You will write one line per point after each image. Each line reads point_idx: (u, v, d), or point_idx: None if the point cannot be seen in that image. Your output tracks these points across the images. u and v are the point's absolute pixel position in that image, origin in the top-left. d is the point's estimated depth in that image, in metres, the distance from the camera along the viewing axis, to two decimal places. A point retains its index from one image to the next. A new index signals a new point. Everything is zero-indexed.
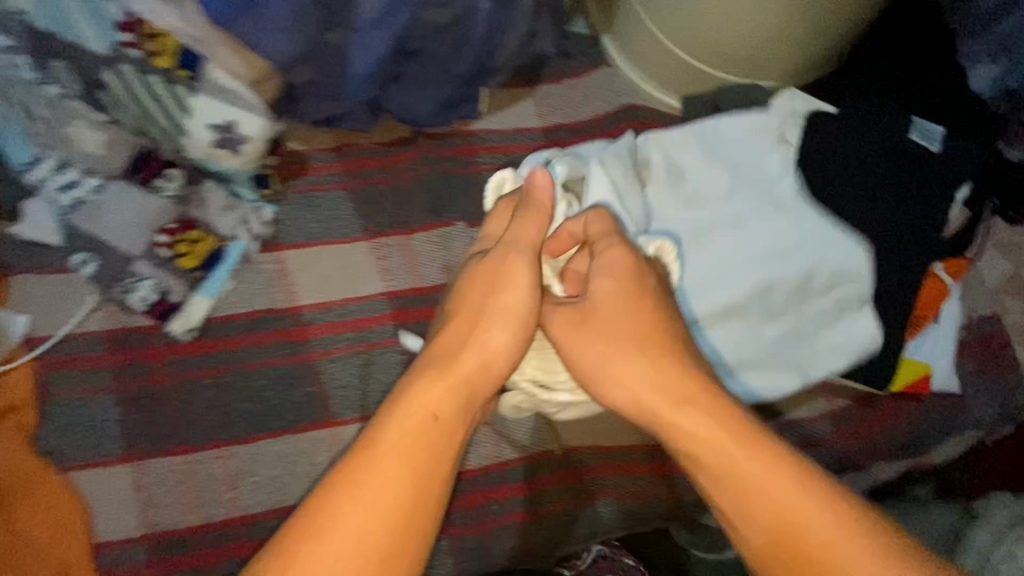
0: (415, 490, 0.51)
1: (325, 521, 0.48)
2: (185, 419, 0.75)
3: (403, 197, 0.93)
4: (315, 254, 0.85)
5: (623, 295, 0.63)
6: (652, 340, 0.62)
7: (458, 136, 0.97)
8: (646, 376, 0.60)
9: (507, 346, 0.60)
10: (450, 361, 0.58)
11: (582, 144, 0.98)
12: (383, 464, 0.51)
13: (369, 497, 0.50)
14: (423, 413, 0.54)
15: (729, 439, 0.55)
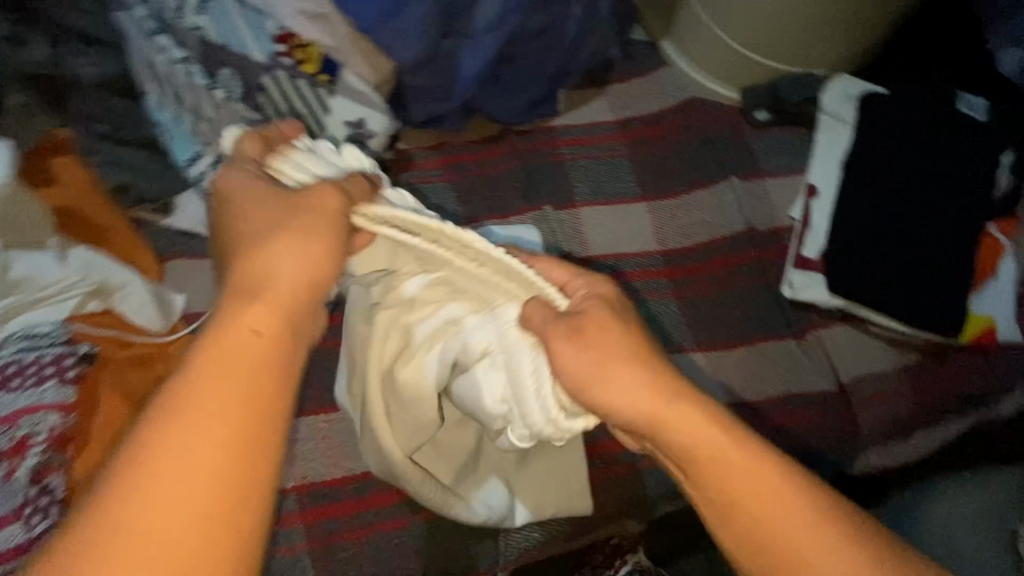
0: (228, 436, 0.41)
1: (181, 457, 0.39)
2: (326, 381, 0.83)
3: (495, 186, 1.03)
4: None
5: (596, 354, 0.57)
6: (636, 363, 0.57)
7: (540, 132, 1.07)
8: (633, 394, 0.56)
9: (306, 263, 0.52)
10: (243, 301, 0.48)
11: (653, 133, 1.08)
12: (191, 414, 0.41)
13: (177, 445, 0.40)
14: (235, 341, 0.45)
15: (760, 467, 0.52)
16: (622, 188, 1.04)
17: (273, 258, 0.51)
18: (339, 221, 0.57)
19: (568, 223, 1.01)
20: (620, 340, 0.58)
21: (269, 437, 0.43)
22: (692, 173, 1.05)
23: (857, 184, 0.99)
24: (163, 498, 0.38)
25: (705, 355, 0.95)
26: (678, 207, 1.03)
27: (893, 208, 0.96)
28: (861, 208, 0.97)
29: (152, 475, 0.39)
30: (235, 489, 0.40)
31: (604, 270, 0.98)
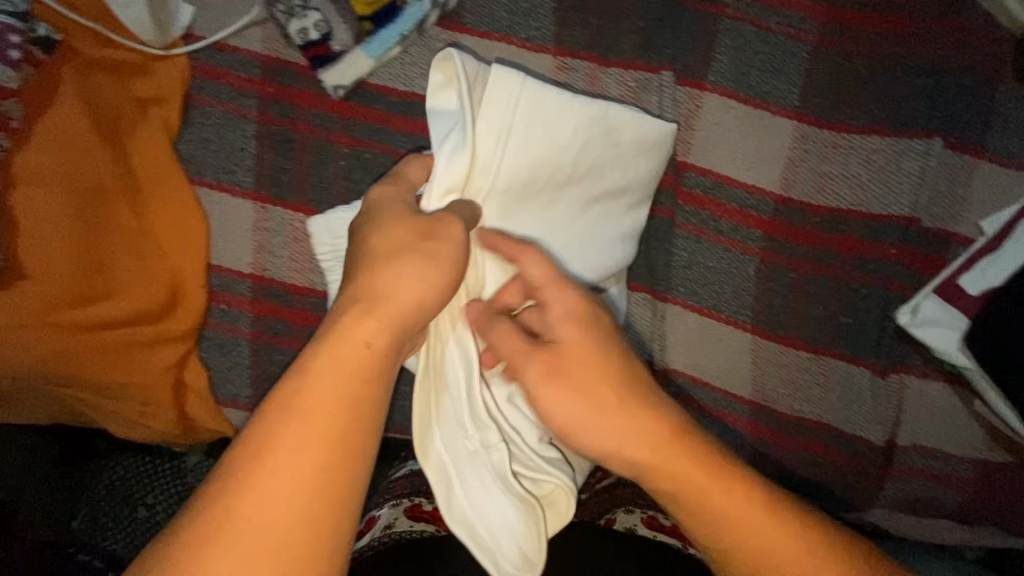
0: (324, 440, 0.44)
1: (734, 520, 0.53)
2: (314, 176, 0.70)
3: (614, 13, 0.73)
4: (490, 50, 0.72)
5: (556, 383, 0.55)
6: (609, 379, 0.55)
7: None
8: (569, 409, 0.55)
9: (572, 406, 0.54)
10: (376, 293, 0.50)
11: (865, 24, 0.73)
12: (677, 476, 0.54)
13: (721, 513, 0.53)
14: (358, 360, 0.47)
15: (688, 468, 0.53)
16: (779, 88, 0.73)
17: (364, 327, 0.48)
18: (366, 370, 0.46)
19: (681, 106, 0.73)
20: (586, 362, 0.55)
21: (362, 442, 0.45)
22: (885, 108, 0.72)
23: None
24: (246, 539, 0.41)
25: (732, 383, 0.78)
26: (838, 146, 0.73)
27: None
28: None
29: (258, 486, 0.42)
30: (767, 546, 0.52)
31: (690, 191, 0.74)
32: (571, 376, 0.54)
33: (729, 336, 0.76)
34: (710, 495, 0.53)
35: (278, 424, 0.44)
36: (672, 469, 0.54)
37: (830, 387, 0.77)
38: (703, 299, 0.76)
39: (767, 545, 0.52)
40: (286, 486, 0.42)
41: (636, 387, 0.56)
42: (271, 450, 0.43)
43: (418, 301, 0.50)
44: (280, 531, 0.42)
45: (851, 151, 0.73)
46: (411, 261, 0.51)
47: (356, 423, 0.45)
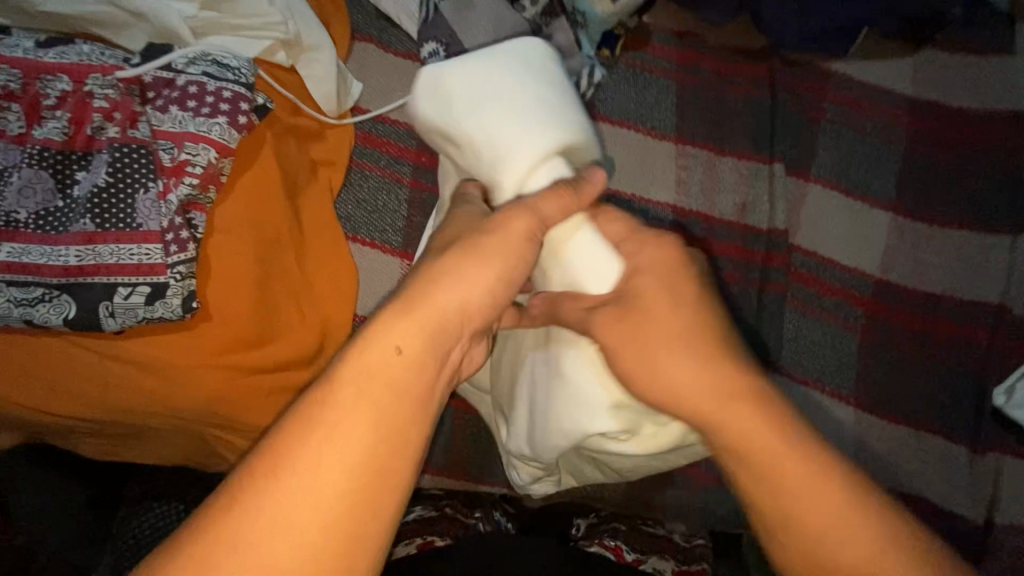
0: (358, 466, 0.37)
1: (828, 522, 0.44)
2: None
3: (727, 110, 0.83)
4: (619, 136, 0.81)
5: (657, 342, 0.47)
6: (698, 338, 0.47)
7: (812, 72, 0.84)
8: (700, 382, 0.46)
9: (699, 370, 0.47)
10: (426, 292, 0.43)
11: (949, 132, 0.82)
12: (765, 458, 0.45)
13: (810, 501, 0.45)
14: (389, 355, 0.40)
15: (782, 449, 0.45)
16: (875, 183, 0.82)
17: (450, 284, 0.43)
18: (425, 360, 0.41)
19: (787, 193, 0.81)
20: (675, 316, 0.48)
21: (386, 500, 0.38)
22: (970, 205, 0.81)
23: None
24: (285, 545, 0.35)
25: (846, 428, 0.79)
26: (930, 237, 0.80)
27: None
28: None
29: (279, 481, 0.36)
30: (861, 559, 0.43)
31: (798, 269, 0.80)
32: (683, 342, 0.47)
33: (832, 409, 0.79)
34: (804, 492, 0.45)
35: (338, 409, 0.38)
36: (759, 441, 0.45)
37: (938, 466, 0.78)
38: (808, 370, 0.80)
39: (798, 490, 0.45)
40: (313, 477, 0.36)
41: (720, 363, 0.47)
42: (299, 446, 0.37)
43: (465, 306, 0.43)
44: (286, 502, 0.35)
45: (943, 241, 0.80)
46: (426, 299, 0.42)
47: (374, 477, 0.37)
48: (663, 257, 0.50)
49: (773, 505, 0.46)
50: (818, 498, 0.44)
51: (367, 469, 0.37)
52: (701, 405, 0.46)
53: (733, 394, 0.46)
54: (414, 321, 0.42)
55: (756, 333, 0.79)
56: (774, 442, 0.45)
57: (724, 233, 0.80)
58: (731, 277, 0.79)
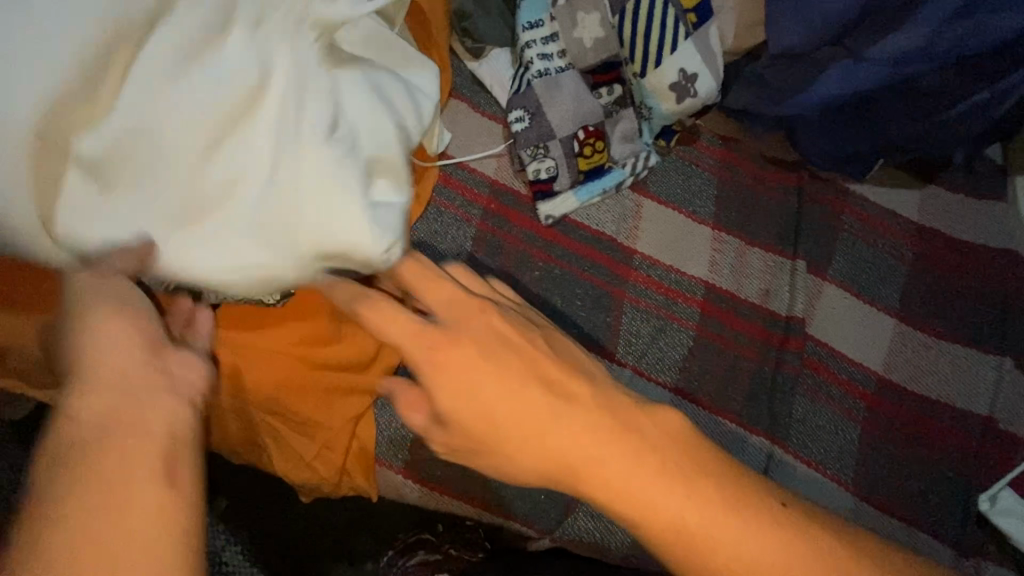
0: (158, 492, 0.39)
1: (694, 518, 0.43)
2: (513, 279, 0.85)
3: (759, 207, 0.95)
4: (664, 215, 0.92)
5: (472, 368, 0.48)
6: (492, 357, 0.49)
7: (835, 188, 0.97)
8: (485, 378, 0.48)
9: (486, 377, 0.48)
10: (81, 348, 0.44)
11: (947, 258, 0.94)
12: (570, 434, 0.46)
13: (673, 499, 0.43)
14: (151, 344, 0.46)
15: (615, 451, 0.45)
16: (883, 291, 0.92)
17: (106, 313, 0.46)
18: (130, 377, 0.44)
19: (806, 287, 0.91)
20: (476, 320, 0.51)
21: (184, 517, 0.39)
22: (964, 324, 0.91)
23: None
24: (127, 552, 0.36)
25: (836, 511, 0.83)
26: (928, 346, 0.90)
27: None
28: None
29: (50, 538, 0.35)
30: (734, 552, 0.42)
31: (811, 356, 0.88)
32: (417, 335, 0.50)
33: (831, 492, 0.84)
34: (649, 493, 0.44)
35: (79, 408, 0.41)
36: (595, 442, 0.45)
37: (926, 564, 0.82)
38: (813, 452, 0.85)
39: (669, 500, 0.43)
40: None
41: (497, 342, 0.50)
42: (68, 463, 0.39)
43: (124, 376, 0.43)
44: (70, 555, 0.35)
45: (939, 352, 0.89)
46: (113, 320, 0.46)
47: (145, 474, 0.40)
48: (469, 313, 0.51)
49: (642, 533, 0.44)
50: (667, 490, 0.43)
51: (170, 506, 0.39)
52: (572, 464, 0.46)
53: (617, 437, 0.46)
54: (126, 344, 0.45)
55: (766, 407, 0.86)
56: (596, 424, 0.46)
57: (748, 313, 0.89)
58: (750, 353, 0.87)
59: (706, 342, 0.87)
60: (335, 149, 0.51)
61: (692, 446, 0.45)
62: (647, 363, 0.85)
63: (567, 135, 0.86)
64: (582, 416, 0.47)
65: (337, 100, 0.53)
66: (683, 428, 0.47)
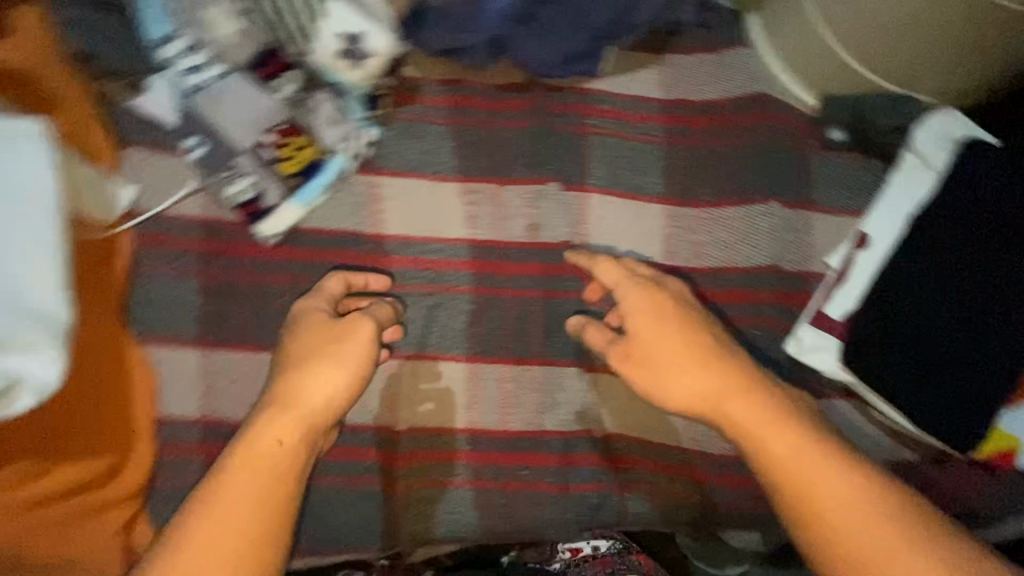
0: (259, 503, 0.58)
1: (769, 436, 0.65)
2: (259, 316, 0.77)
3: (502, 143, 0.90)
4: (404, 185, 0.85)
5: (650, 318, 0.74)
6: (684, 351, 0.71)
7: (573, 94, 0.92)
8: (693, 378, 0.70)
9: (645, 304, 0.74)
10: (300, 398, 0.66)
11: (700, 123, 0.92)
12: (670, 360, 0.71)
13: (739, 404, 0.67)
14: (270, 452, 0.61)
15: (722, 390, 0.68)
16: (645, 182, 0.90)
17: (274, 428, 0.63)
18: (272, 476, 0.60)
19: (570, 207, 0.88)
20: (671, 322, 0.73)
21: (280, 510, 0.59)
22: (730, 184, 0.90)
23: (948, 216, 0.82)
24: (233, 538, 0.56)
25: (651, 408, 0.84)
26: (702, 220, 0.89)
27: (996, 260, 0.80)
28: (941, 258, 0.82)
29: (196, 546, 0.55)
30: (806, 461, 0.62)
31: (594, 272, 0.86)
32: (701, 351, 0.71)
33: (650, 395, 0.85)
34: (763, 433, 0.65)
35: (260, 434, 0.62)
36: (717, 375, 0.69)
37: None
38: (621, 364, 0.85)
39: (698, 382, 0.70)
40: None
41: (708, 344, 0.72)
42: (196, 532, 0.56)
43: (270, 450, 0.61)
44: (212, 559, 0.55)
45: (714, 222, 0.88)
46: (325, 365, 0.68)
47: (275, 517, 0.58)
48: (654, 318, 0.74)
49: (756, 453, 0.65)
50: (850, 505, 0.59)
51: (275, 490, 0.59)
52: (712, 396, 0.69)
53: (771, 419, 0.65)
54: (313, 406, 0.66)
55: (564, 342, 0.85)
56: (709, 362, 0.70)
57: (521, 254, 0.86)
58: (536, 293, 0.85)
59: (489, 297, 0.84)
60: (51, 274, 0.61)
61: (732, 355, 0.71)
62: (434, 343, 0.81)
63: (256, 144, 0.77)
64: (709, 380, 0.69)
65: (22, 240, 0.61)
66: (717, 345, 0.72)
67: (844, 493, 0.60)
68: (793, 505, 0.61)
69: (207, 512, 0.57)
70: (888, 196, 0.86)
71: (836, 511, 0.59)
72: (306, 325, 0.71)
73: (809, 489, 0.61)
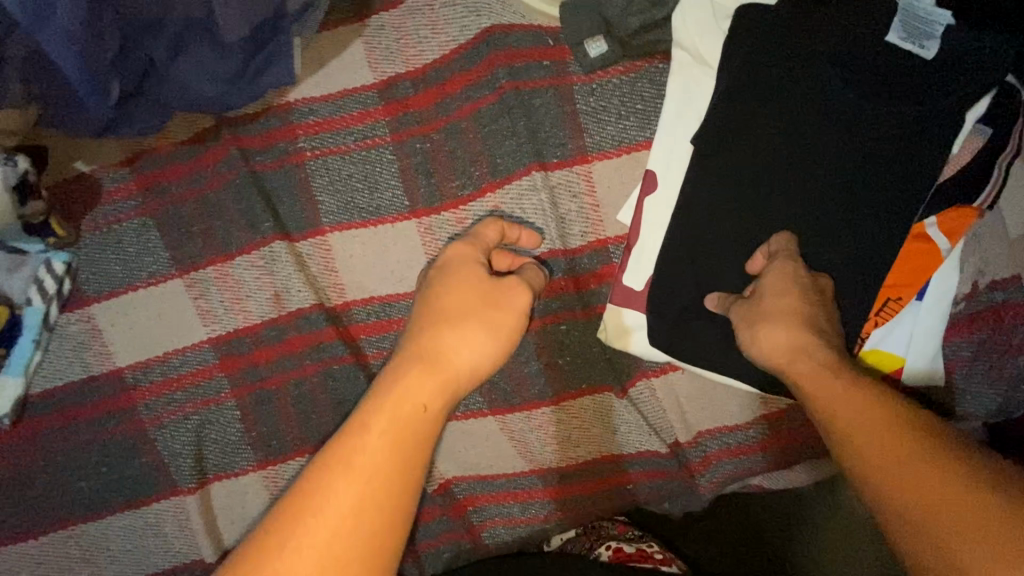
0: (358, 510, 0.43)
1: (788, 343, 0.56)
2: (29, 500, 0.74)
3: (213, 211, 0.75)
4: (120, 306, 0.74)
5: (785, 287, 0.59)
6: (787, 290, 0.59)
7: (272, 118, 0.76)
8: (782, 345, 0.56)
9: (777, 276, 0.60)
10: (439, 355, 0.53)
11: (429, 99, 0.74)
12: (785, 315, 0.57)
13: (785, 327, 0.57)
14: (419, 410, 0.49)
15: (801, 337, 0.56)
16: (385, 198, 0.74)
17: (415, 380, 0.50)
18: (405, 451, 0.47)
19: (311, 259, 0.75)
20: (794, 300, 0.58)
21: (400, 519, 0.45)
22: (484, 164, 0.73)
23: (749, 111, 0.63)
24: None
25: (476, 444, 0.78)
26: (463, 220, 0.73)
27: (825, 146, 0.62)
28: (750, 167, 0.64)
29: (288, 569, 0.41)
30: (844, 404, 0.50)
31: (362, 322, 0.75)
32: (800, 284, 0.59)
33: (471, 430, 0.78)
34: (794, 341, 0.56)
35: (405, 383, 0.50)
36: (792, 320, 0.57)
37: (590, 424, 0.76)
38: None
39: (781, 309, 0.58)
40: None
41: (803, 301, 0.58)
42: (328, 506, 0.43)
43: (427, 409, 0.49)
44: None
45: (476, 219, 0.73)
46: (473, 326, 0.56)
47: (414, 483, 0.47)
48: (792, 285, 0.60)
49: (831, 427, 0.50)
50: (915, 465, 0.43)
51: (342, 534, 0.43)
52: (811, 378, 0.53)
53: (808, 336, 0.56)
54: (472, 363, 0.54)
55: None
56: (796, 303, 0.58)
57: (275, 333, 0.75)
58: (305, 370, 0.75)
59: (253, 395, 0.75)
60: None
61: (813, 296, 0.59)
62: (213, 464, 0.75)
63: None
64: (799, 340, 0.55)
65: None
66: (807, 282, 0.60)
67: (896, 440, 0.45)
68: (854, 441, 0.47)
69: (340, 471, 0.44)
70: (673, 109, 0.67)
71: (877, 479, 0.44)
72: (451, 262, 0.63)
73: (858, 445, 0.47)
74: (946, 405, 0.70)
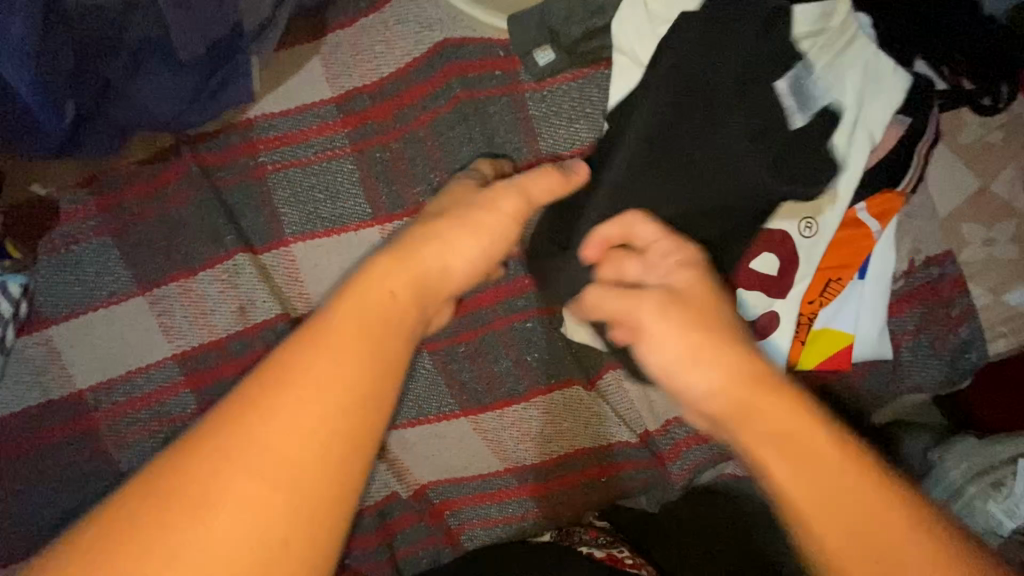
0: (299, 437, 0.35)
1: (715, 375, 0.42)
2: None
3: (175, 227, 0.76)
4: (81, 326, 0.74)
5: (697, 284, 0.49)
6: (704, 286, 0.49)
7: (232, 134, 0.77)
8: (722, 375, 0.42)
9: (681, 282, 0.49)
10: (414, 251, 0.46)
11: (386, 110, 0.77)
12: (703, 343, 0.44)
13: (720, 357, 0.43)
14: (396, 303, 0.42)
15: (746, 370, 0.42)
16: (348, 207, 0.76)
17: (385, 274, 0.43)
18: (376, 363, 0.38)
19: (276, 270, 0.76)
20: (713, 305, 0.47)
21: (367, 443, 0.37)
22: (443, 170, 0.75)
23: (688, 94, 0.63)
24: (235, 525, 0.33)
25: (447, 448, 0.78)
26: None
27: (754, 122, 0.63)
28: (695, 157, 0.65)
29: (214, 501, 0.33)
30: (798, 432, 0.39)
31: None
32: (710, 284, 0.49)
33: (443, 433, 0.78)
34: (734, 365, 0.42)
35: (380, 278, 0.42)
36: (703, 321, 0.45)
37: (560, 419, 0.77)
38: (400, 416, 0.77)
39: (722, 313, 0.47)
40: (233, 491, 0.33)
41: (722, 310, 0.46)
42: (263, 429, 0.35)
43: (395, 298, 0.42)
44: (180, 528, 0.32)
45: None
46: (459, 233, 0.50)
47: (393, 385, 0.39)
48: (703, 293, 0.48)
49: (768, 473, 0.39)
50: (856, 497, 0.37)
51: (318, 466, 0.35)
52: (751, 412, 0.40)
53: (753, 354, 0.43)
54: (463, 271, 0.49)
55: None
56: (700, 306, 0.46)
57: (241, 346, 0.75)
58: None
59: None
60: None
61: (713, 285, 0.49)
62: None
63: None
64: (743, 365, 0.42)
65: None
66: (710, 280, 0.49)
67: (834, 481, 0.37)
68: (806, 492, 0.38)
69: (276, 376, 0.36)
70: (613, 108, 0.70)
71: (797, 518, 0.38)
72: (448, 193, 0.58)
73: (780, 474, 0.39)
74: (894, 377, 0.74)
